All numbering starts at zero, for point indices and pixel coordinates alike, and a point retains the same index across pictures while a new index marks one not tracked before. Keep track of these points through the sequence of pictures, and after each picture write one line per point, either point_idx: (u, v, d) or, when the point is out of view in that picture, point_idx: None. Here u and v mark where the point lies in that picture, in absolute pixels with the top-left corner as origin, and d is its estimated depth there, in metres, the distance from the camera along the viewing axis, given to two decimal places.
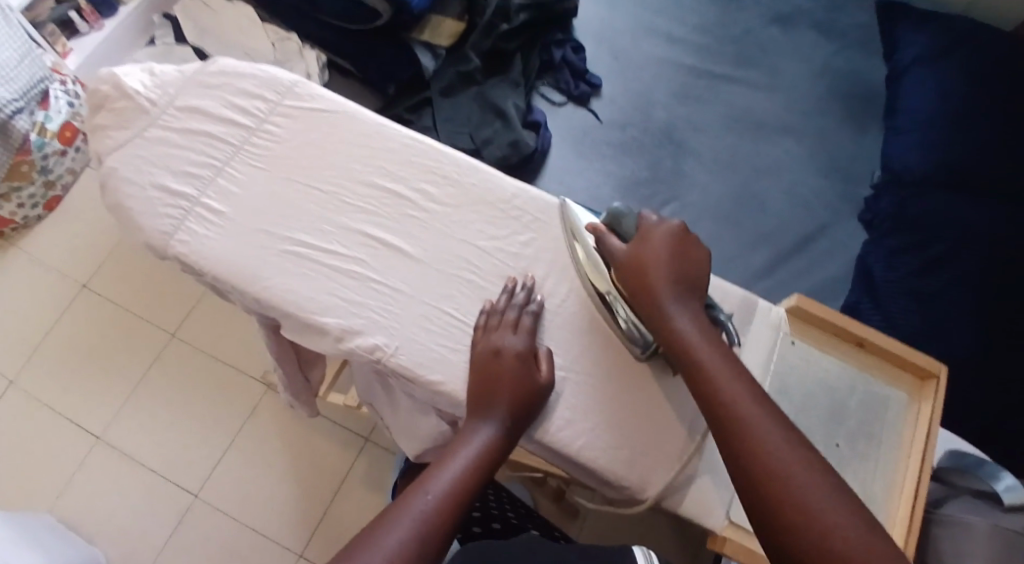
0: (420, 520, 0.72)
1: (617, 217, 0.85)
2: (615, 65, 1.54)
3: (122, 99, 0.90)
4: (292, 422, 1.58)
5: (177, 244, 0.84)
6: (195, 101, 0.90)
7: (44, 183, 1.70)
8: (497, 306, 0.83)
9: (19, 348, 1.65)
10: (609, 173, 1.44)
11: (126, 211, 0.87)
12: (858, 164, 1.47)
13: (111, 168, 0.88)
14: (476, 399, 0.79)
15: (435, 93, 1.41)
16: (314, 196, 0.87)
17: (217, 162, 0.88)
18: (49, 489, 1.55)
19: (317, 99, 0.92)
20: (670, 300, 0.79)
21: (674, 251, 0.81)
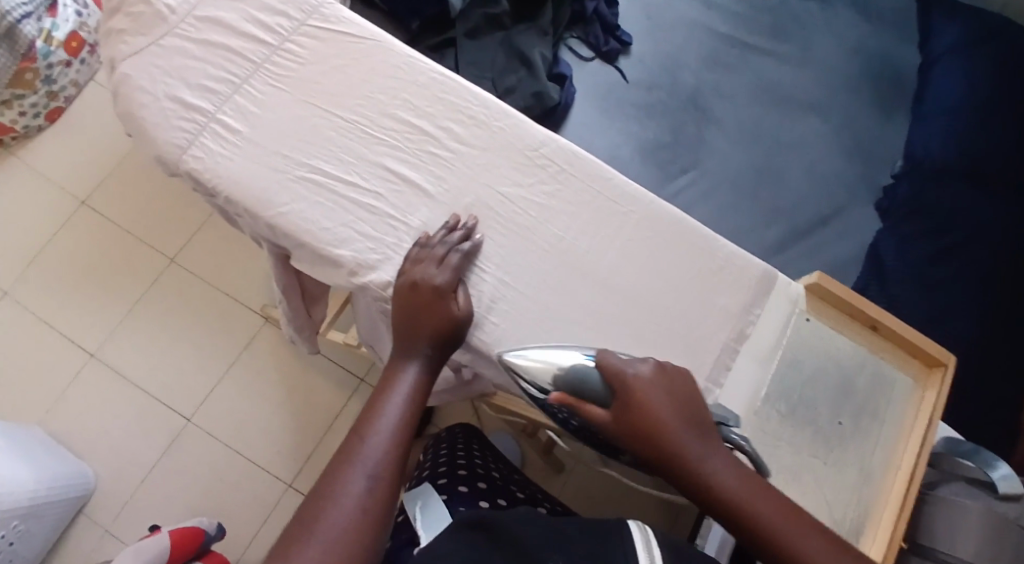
0: (376, 461, 0.71)
1: (579, 375, 0.75)
2: (647, 23, 1.49)
3: (140, 3, 0.86)
4: (287, 358, 1.57)
5: (190, 160, 0.82)
6: (216, 12, 0.86)
7: (47, 93, 1.65)
8: (430, 240, 0.80)
9: (16, 259, 1.62)
10: (630, 134, 1.40)
11: (138, 121, 0.83)
12: (883, 147, 1.43)
13: (125, 75, 0.84)
14: (403, 334, 0.78)
15: (459, 34, 1.33)
16: (336, 123, 0.84)
17: (237, 79, 0.84)
18: (39, 403, 1.54)
19: (343, 22, 0.87)
20: (702, 461, 0.71)
21: (667, 395, 0.74)
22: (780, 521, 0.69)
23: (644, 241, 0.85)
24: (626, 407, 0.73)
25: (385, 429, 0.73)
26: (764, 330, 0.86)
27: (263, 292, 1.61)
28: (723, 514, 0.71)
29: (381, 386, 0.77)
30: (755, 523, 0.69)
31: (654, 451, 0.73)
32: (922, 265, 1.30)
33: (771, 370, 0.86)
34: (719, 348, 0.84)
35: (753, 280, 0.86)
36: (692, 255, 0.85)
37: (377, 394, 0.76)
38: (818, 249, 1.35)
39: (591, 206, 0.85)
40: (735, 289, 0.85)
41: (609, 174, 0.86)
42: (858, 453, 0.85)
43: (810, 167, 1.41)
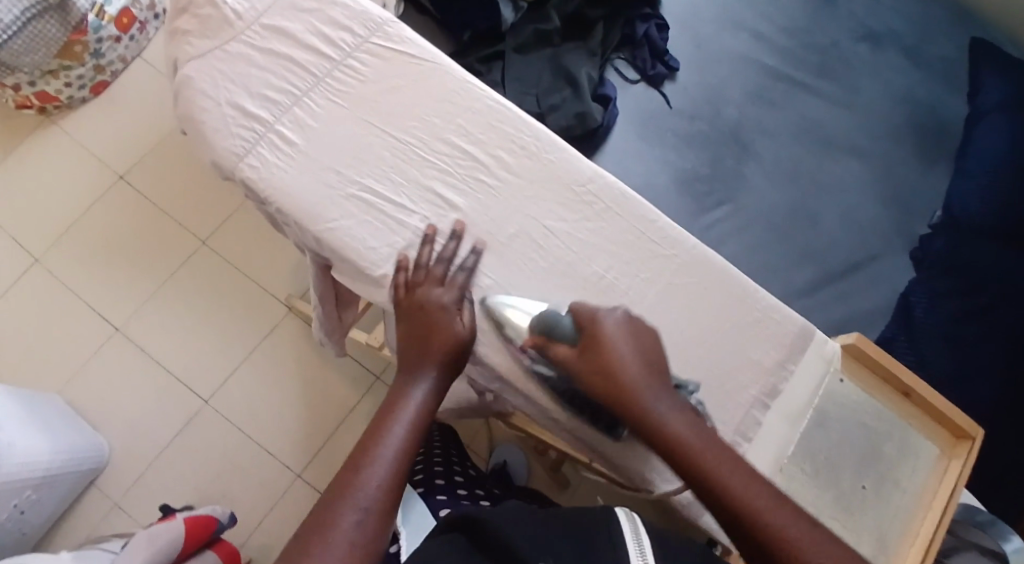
0: (372, 492, 0.69)
1: (552, 320, 0.80)
2: (695, 51, 1.49)
3: (207, 6, 0.87)
4: (306, 351, 1.58)
5: (246, 168, 0.83)
6: (282, 22, 0.88)
7: (94, 66, 1.67)
8: (418, 261, 0.81)
9: (50, 228, 1.65)
10: (669, 163, 1.40)
11: (196, 125, 0.85)
12: (920, 198, 1.42)
13: (187, 77, 0.86)
14: (408, 356, 0.78)
15: (508, 48, 1.34)
16: (390, 144, 0.85)
17: (296, 91, 0.86)
18: (60, 373, 1.56)
19: (406, 42, 0.88)
20: (654, 403, 0.75)
21: (631, 341, 0.78)
22: (731, 471, 0.71)
23: (684, 286, 0.85)
24: (589, 346, 0.78)
25: (390, 452, 0.72)
26: (797, 387, 0.86)
27: (290, 283, 1.63)
28: (673, 457, 0.74)
29: (387, 408, 0.76)
30: (703, 469, 0.72)
31: (613, 391, 0.76)
32: (951, 322, 1.28)
33: (802, 430, 0.87)
34: (750, 402, 0.84)
35: (789, 336, 0.86)
36: (730, 305, 0.86)
37: (382, 416, 0.75)
38: (847, 297, 1.35)
39: (635, 248, 0.86)
40: (770, 344, 0.86)
41: (656, 218, 0.87)
42: (879, 517, 0.86)
43: (845, 212, 1.41)
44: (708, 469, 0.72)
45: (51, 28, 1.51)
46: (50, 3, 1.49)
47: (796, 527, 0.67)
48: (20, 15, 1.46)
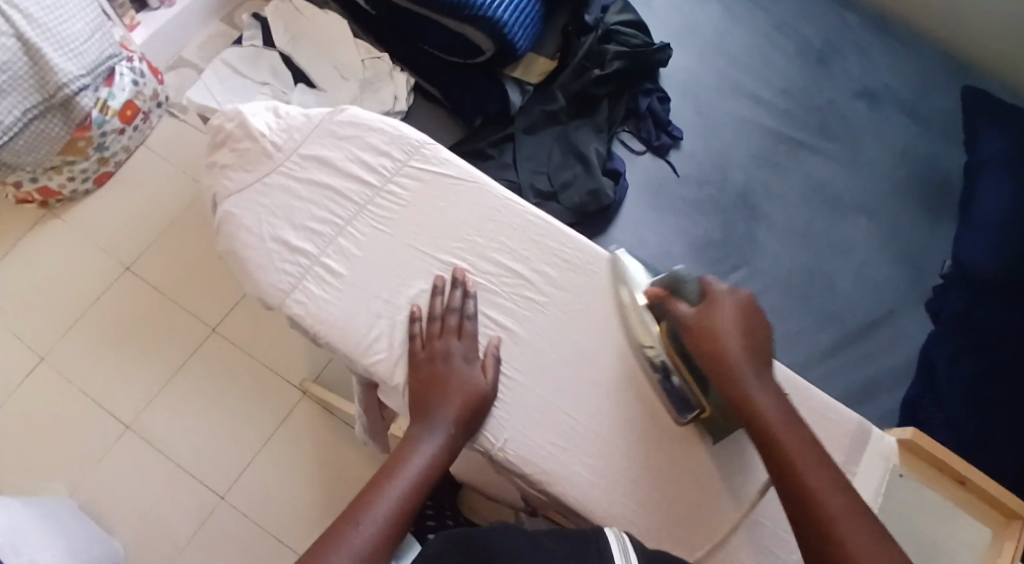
0: (358, 550, 0.77)
1: (679, 280, 0.88)
2: (698, 119, 1.51)
3: (246, 139, 0.98)
4: (325, 435, 1.56)
5: (293, 303, 0.92)
6: (322, 152, 0.98)
7: (99, 159, 1.66)
8: (431, 313, 0.90)
9: (56, 324, 1.62)
10: (682, 231, 1.41)
11: (241, 261, 0.95)
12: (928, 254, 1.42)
13: (229, 212, 0.96)
14: (424, 408, 0.85)
15: (519, 130, 1.35)
16: (431, 270, 0.94)
17: (340, 221, 0.95)
18: (73, 473, 1.53)
19: (442, 163, 0.99)
20: (751, 377, 0.82)
21: (741, 321, 0.84)
22: (800, 444, 0.78)
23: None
24: (704, 311, 0.85)
25: (393, 497, 0.81)
26: (863, 487, 0.89)
27: (306, 366, 1.61)
28: (751, 423, 0.80)
29: (398, 455, 0.84)
30: (776, 439, 0.78)
31: (715, 348, 0.83)
32: (973, 379, 1.26)
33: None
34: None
35: (848, 436, 0.90)
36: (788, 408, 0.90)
37: (393, 462, 0.84)
38: (867, 357, 1.36)
39: None
40: (832, 445, 0.89)
41: None
42: None
43: (857, 271, 1.42)
44: (779, 437, 0.78)
45: (53, 125, 1.51)
46: (54, 103, 1.48)
47: (843, 509, 0.74)
48: (22, 116, 1.45)
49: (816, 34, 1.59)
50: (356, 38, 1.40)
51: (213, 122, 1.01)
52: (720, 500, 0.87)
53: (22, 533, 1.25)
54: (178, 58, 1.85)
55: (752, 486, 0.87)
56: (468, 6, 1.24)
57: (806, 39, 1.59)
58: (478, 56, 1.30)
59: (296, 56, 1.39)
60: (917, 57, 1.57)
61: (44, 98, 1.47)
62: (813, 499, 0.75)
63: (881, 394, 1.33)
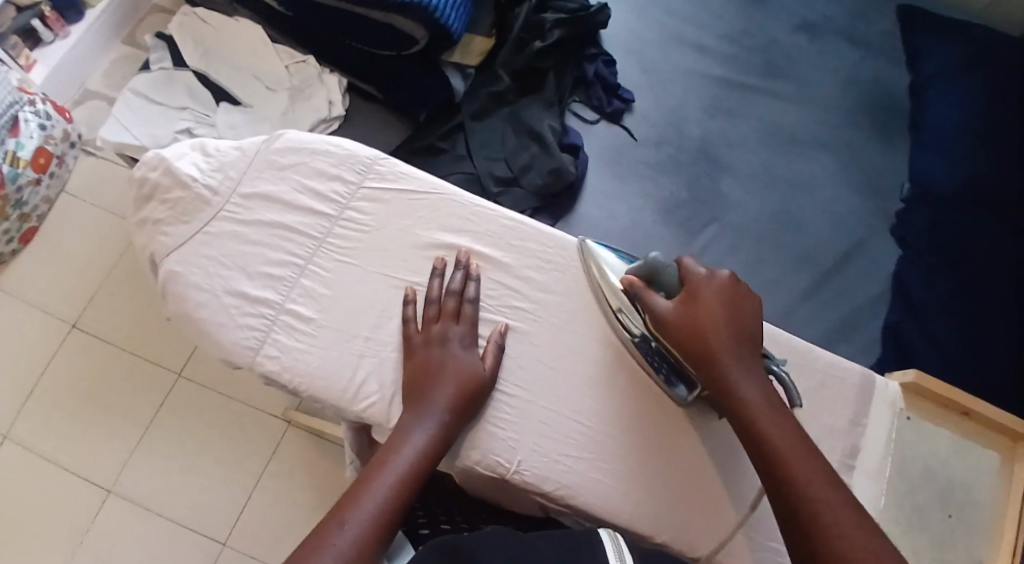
0: (349, 545, 0.70)
1: (656, 266, 0.84)
2: (645, 77, 1.41)
3: (177, 188, 0.90)
4: (319, 463, 1.50)
5: (264, 359, 0.85)
6: (268, 188, 0.91)
7: (19, 216, 1.55)
8: (430, 295, 0.86)
9: (8, 398, 1.51)
10: (648, 195, 1.32)
11: (196, 322, 0.86)
12: (885, 175, 1.36)
13: (172, 272, 0.87)
14: (417, 397, 0.80)
15: (467, 117, 1.29)
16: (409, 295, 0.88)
17: (300, 259, 0.88)
18: (60, 550, 1.43)
19: (400, 178, 0.93)
20: (736, 366, 0.77)
21: (728, 308, 0.79)
22: (788, 438, 0.73)
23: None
24: (684, 306, 0.80)
25: (383, 489, 0.74)
26: (875, 440, 0.87)
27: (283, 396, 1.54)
28: (738, 415, 0.75)
29: (387, 446, 0.78)
30: (757, 427, 0.74)
31: (698, 343, 0.78)
32: (949, 296, 1.24)
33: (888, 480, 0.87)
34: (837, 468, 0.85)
35: (854, 389, 0.88)
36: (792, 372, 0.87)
37: (381, 453, 0.77)
38: (842, 292, 1.27)
39: None
40: (839, 403, 0.87)
41: None
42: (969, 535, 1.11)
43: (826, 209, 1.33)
44: (766, 430, 0.74)
45: None
46: None
47: (833, 501, 0.68)
48: None
49: None
50: (274, 43, 1.31)
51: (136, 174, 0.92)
52: (725, 494, 0.84)
53: None
54: (84, 90, 1.72)
55: (758, 485, 0.84)
56: None
57: None
58: (413, 46, 1.22)
59: (212, 73, 1.29)
60: None
61: None
62: (800, 490, 0.70)
63: (862, 329, 1.24)
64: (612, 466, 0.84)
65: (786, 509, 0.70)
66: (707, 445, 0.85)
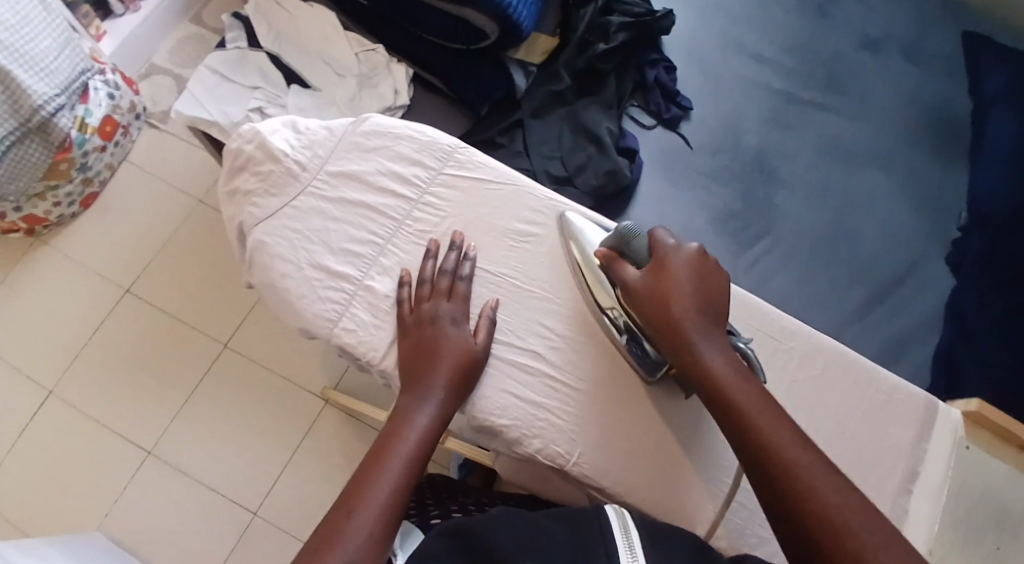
0: (364, 534, 0.74)
1: (627, 238, 0.86)
2: (705, 85, 1.42)
3: (269, 161, 0.94)
4: (354, 442, 1.52)
5: (342, 332, 0.88)
6: (350, 168, 0.94)
7: (83, 180, 1.60)
8: (422, 276, 0.89)
9: (61, 355, 1.57)
10: (702, 204, 1.33)
11: (281, 291, 0.90)
12: (947, 200, 1.34)
13: (259, 242, 0.91)
14: (414, 378, 0.84)
15: (526, 114, 1.33)
16: (486, 281, 0.91)
17: (380, 239, 0.92)
18: (98, 507, 1.48)
19: (478, 167, 0.95)
20: (705, 331, 0.80)
21: (696, 275, 0.82)
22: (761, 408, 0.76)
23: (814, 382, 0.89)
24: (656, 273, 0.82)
25: (389, 476, 0.78)
26: (935, 464, 0.88)
27: (323, 373, 1.57)
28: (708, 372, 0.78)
29: (391, 431, 0.82)
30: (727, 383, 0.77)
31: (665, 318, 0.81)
32: (1002, 324, 1.23)
33: (941, 503, 0.88)
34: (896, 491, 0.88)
35: (919, 415, 0.89)
36: (857, 393, 0.89)
37: (386, 440, 0.81)
38: (899, 311, 1.26)
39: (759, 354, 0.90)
40: (903, 426, 0.88)
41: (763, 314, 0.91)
42: None
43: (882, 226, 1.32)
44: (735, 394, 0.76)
45: (33, 151, 1.43)
46: (31, 127, 1.40)
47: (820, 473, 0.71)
48: None
49: None
50: (346, 30, 1.33)
51: (230, 147, 0.96)
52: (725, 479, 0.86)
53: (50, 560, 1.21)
54: (149, 65, 1.77)
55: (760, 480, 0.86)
56: None
57: None
58: (482, 40, 1.24)
59: (284, 55, 1.33)
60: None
61: (21, 123, 1.38)
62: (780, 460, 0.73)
63: (912, 352, 1.23)
64: (618, 446, 0.86)
65: (765, 479, 0.73)
66: (697, 437, 0.87)
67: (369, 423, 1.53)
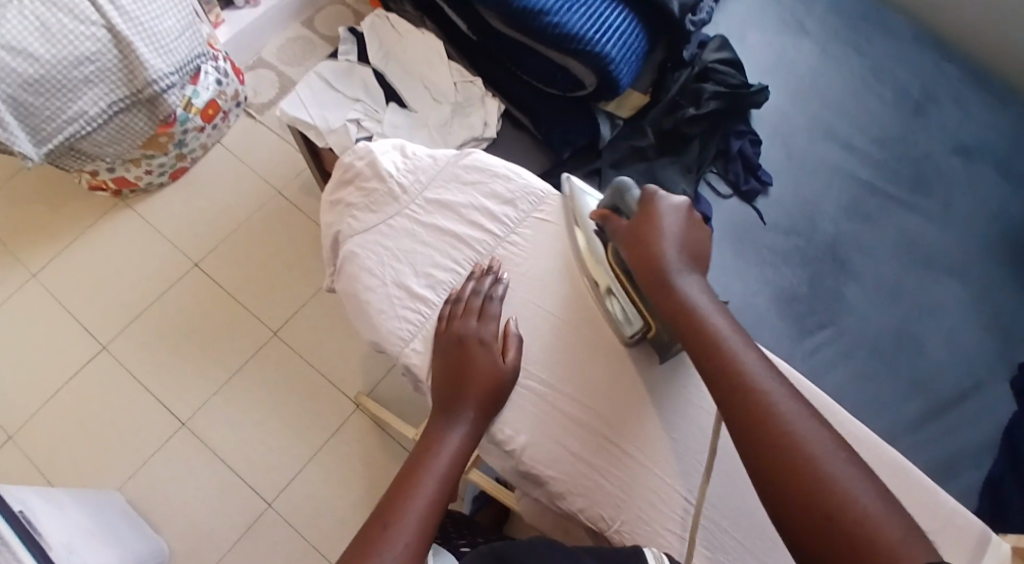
0: (402, 546, 0.78)
1: (620, 194, 0.92)
2: (788, 165, 1.44)
3: (374, 178, 1.00)
4: (376, 449, 1.55)
5: (411, 352, 0.92)
6: (446, 197, 0.99)
7: (176, 154, 1.67)
8: (460, 294, 0.93)
9: (121, 314, 1.64)
10: (768, 282, 1.33)
11: (363, 303, 0.95)
12: (1018, 321, 1.31)
13: (351, 252, 0.97)
14: (446, 398, 0.88)
15: (606, 164, 1.36)
16: (556, 326, 0.94)
17: (463, 270, 0.96)
18: (125, 467, 1.53)
19: (566, 217, 0.99)
20: (681, 274, 0.85)
21: (681, 220, 0.88)
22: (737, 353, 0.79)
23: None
24: (637, 221, 0.88)
25: (425, 493, 0.82)
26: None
27: (361, 377, 1.60)
28: (682, 315, 0.83)
29: (424, 450, 0.86)
30: (700, 326, 0.81)
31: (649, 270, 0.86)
32: None
33: None
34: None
35: (969, 541, 0.88)
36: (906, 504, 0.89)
37: (419, 458, 0.85)
38: (952, 429, 1.24)
39: None
40: (953, 548, 0.88)
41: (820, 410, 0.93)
42: None
43: (947, 338, 1.30)
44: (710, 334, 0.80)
45: (138, 120, 1.51)
46: (140, 99, 1.47)
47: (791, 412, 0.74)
48: (106, 109, 1.45)
49: (913, 82, 1.52)
50: (450, 60, 1.39)
51: (343, 160, 1.03)
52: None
53: (66, 519, 1.27)
54: (257, 58, 1.85)
55: None
56: (574, 40, 1.22)
57: (903, 87, 1.51)
58: (579, 89, 1.29)
59: (388, 74, 1.39)
60: (1010, 114, 1.49)
61: (131, 92, 1.46)
62: (745, 390, 0.76)
63: (959, 470, 1.21)
64: (660, 515, 0.86)
65: (730, 407, 0.77)
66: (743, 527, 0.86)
67: (396, 437, 1.56)
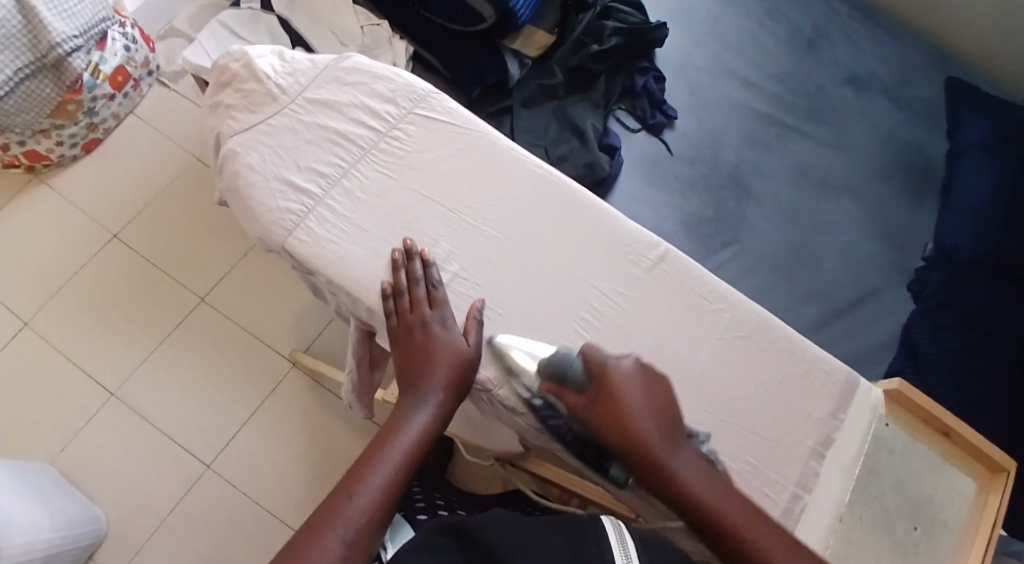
0: (356, 520, 0.76)
1: (563, 367, 0.85)
2: (691, 100, 1.48)
3: (252, 80, 1.02)
4: (311, 405, 1.55)
5: (296, 240, 0.94)
6: (325, 95, 1.02)
7: (88, 124, 1.65)
8: (399, 287, 0.91)
9: (40, 289, 1.61)
10: (675, 207, 1.37)
11: (249, 199, 0.97)
12: (912, 233, 1.37)
13: (233, 151, 0.99)
14: (412, 382, 0.87)
15: (516, 102, 1.39)
16: (439, 212, 0.97)
17: (345, 163, 0.98)
18: (55, 440, 1.51)
19: (449, 113, 1.02)
20: (667, 450, 0.80)
21: (642, 386, 0.83)
22: (744, 525, 0.75)
23: (736, 343, 0.93)
24: (597, 399, 0.83)
25: (389, 463, 0.81)
26: (847, 436, 0.92)
27: (292, 337, 1.60)
28: (678, 497, 0.78)
29: (389, 428, 0.84)
30: (701, 506, 0.77)
31: (622, 448, 0.81)
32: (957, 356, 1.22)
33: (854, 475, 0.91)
34: (807, 454, 0.90)
35: (838, 384, 0.93)
36: (778, 359, 0.93)
37: (384, 437, 0.83)
38: (853, 333, 1.30)
39: (697, 317, 0.94)
40: (820, 394, 0.92)
41: (695, 274, 0.96)
42: None
43: (845, 253, 1.35)
44: (714, 510, 0.76)
45: (44, 87, 1.48)
46: (44, 63, 1.46)
47: None
48: (13, 76, 1.43)
49: (807, 20, 1.56)
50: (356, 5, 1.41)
51: (221, 64, 1.06)
52: None
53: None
54: (168, 27, 1.83)
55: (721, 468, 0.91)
56: None
57: (796, 22, 1.56)
58: (480, 23, 1.32)
59: (293, 19, 1.41)
60: (900, 45, 1.54)
61: (37, 58, 1.45)
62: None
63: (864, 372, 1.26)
64: None
65: None
66: None
67: (330, 389, 1.56)
